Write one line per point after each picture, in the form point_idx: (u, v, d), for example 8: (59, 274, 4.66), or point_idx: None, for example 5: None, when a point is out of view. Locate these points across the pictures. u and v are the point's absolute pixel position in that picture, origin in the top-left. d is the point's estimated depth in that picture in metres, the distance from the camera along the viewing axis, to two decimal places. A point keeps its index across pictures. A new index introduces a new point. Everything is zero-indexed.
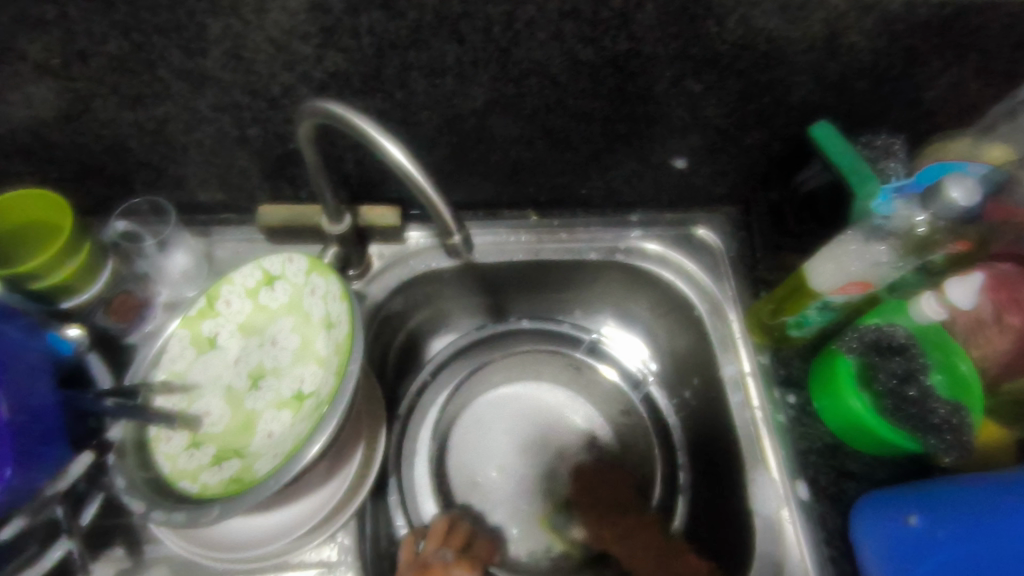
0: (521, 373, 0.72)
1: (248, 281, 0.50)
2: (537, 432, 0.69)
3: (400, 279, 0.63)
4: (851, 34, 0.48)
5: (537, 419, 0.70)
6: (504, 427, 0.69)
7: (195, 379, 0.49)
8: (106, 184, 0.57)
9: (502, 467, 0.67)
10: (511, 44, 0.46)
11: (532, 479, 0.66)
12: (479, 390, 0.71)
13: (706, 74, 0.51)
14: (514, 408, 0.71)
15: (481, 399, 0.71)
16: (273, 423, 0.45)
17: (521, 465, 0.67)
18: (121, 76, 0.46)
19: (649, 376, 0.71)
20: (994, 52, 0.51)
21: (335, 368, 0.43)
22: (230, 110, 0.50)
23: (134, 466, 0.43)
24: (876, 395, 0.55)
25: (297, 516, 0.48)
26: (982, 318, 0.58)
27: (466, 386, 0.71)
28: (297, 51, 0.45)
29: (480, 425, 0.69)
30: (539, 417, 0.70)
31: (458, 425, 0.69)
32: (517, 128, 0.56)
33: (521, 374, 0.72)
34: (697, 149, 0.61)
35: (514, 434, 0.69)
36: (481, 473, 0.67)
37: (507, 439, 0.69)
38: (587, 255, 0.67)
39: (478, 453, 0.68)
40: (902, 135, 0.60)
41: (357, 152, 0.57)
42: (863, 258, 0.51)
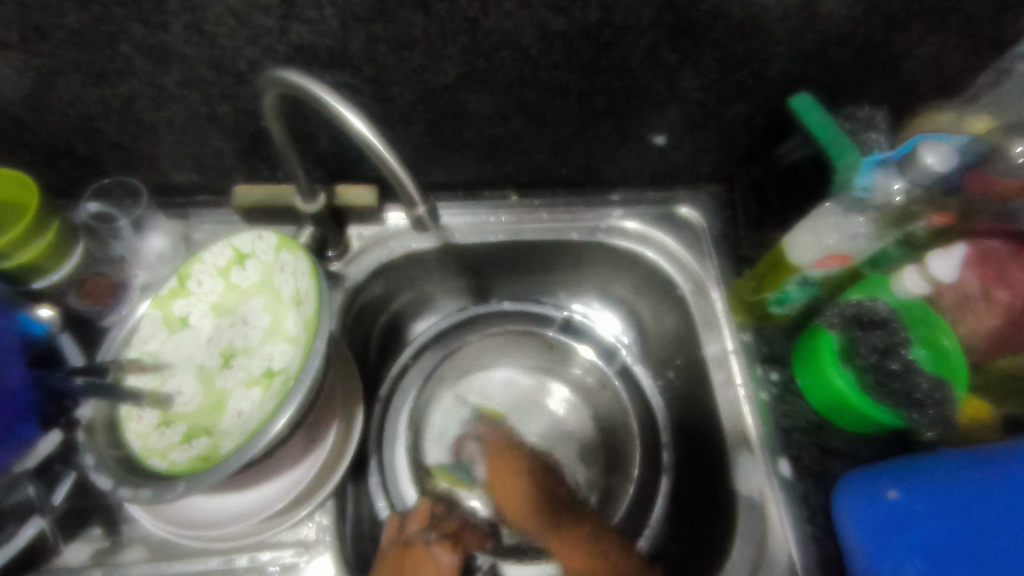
0: (504, 356, 0.72)
1: (219, 261, 0.50)
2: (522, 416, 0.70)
3: (379, 260, 0.63)
4: (827, 0, 0.47)
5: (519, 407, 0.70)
6: (486, 415, 0.69)
7: (167, 358, 0.48)
8: (78, 166, 0.56)
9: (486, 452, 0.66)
10: (479, 15, 0.46)
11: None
12: (463, 373, 0.71)
13: (680, 45, 0.50)
14: (497, 397, 0.70)
15: (465, 388, 0.71)
16: (243, 401, 0.45)
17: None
18: (83, 52, 0.45)
19: (623, 347, 0.71)
20: (975, 17, 0.50)
21: (304, 344, 0.43)
22: (197, 87, 0.49)
23: (105, 444, 0.43)
24: (859, 369, 0.54)
25: (271, 492, 0.48)
26: (968, 294, 0.57)
27: (449, 370, 0.71)
28: (261, 24, 0.44)
29: (463, 414, 0.69)
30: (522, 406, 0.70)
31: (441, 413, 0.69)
32: (492, 103, 0.55)
33: (504, 363, 0.72)
34: (676, 124, 0.60)
35: (496, 422, 0.68)
36: (464, 460, 0.66)
37: (490, 428, 0.68)
38: (568, 234, 0.66)
39: (461, 439, 0.67)
40: (884, 108, 0.59)
41: (331, 130, 0.56)
42: (843, 230, 0.50)
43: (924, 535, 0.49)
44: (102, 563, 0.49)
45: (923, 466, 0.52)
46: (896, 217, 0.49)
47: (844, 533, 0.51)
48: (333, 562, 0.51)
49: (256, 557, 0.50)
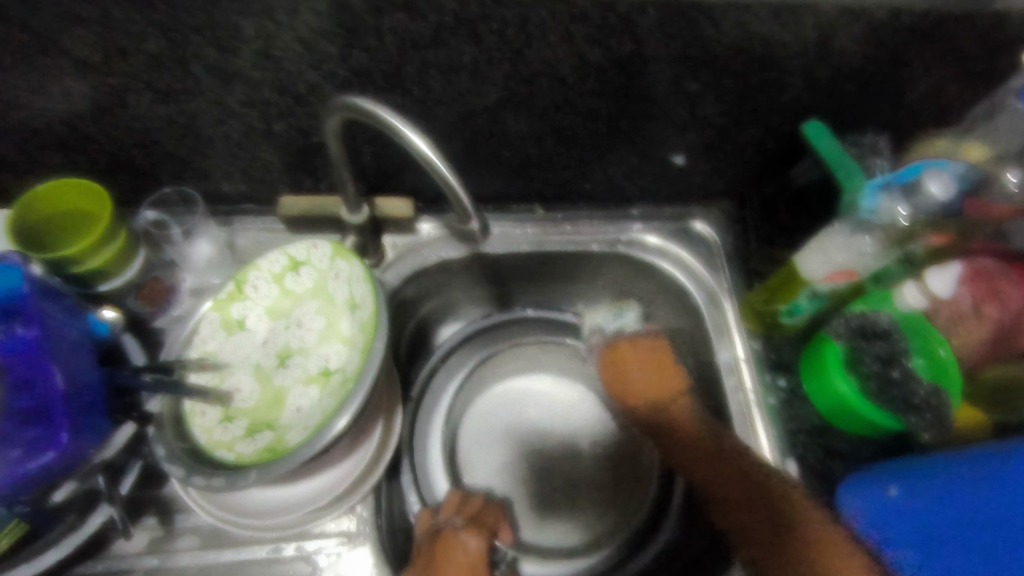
0: (527, 366, 0.75)
1: (275, 267, 0.53)
2: (545, 425, 0.72)
3: (413, 268, 0.66)
4: (839, 39, 0.52)
5: (545, 411, 0.73)
6: (510, 426, 0.72)
7: (225, 358, 0.52)
8: (134, 175, 0.60)
9: (512, 464, 0.69)
10: (524, 46, 0.50)
11: (542, 468, 0.69)
12: (488, 383, 0.74)
13: (704, 75, 0.55)
14: (521, 406, 0.73)
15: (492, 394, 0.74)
16: (301, 398, 0.49)
17: (532, 455, 0.70)
18: (157, 72, 0.49)
19: None
20: (971, 56, 0.55)
21: (361, 346, 0.47)
22: (256, 106, 0.53)
23: (173, 436, 0.46)
24: (864, 377, 0.58)
25: (319, 486, 0.52)
26: (961, 311, 0.61)
27: (473, 374, 0.74)
28: (324, 51, 0.48)
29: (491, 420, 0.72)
30: (548, 411, 0.73)
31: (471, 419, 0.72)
32: (527, 124, 0.59)
33: (529, 369, 0.75)
34: (694, 145, 0.64)
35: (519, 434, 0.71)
36: (493, 465, 0.69)
37: (515, 435, 0.71)
38: (590, 246, 0.70)
39: (488, 450, 0.70)
40: (886, 134, 0.63)
41: (375, 146, 0.60)
42: (851, 248, 0.55)
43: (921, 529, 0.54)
44: (158, 550, 0.52)
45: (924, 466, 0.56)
46: (897, 236, 0.54)
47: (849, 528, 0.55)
48: (373, 553, 0.54)
49: (303, 546, 0.54)
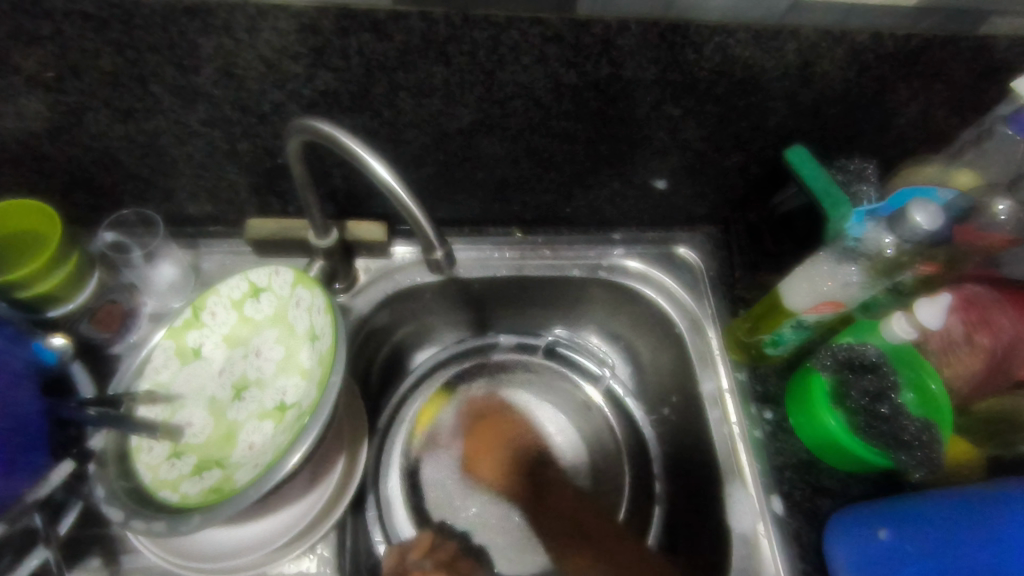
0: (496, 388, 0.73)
1: (234, 293, 0.51)
2: (516, 448, 0.69)
3: (385, 293, 0.64)
4: (823, 64, 0.50)
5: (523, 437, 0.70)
6: (479, 451, 0.69)
7: (178, 389, 0.49)
8: (94, 195, 0.57)
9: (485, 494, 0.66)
10: (497, 67, 0.48)
11: (511, 497, 0.66)
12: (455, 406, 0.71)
13: (684, 99, 0.53)
14: (490, 427, 0.70)
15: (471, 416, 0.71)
16: (255, 433, 0.46)
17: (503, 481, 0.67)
18: (114, 90, 0.47)
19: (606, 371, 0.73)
20: (957, 82, 0.53)
21: (318, 380, 0.44)
22: (220, 125, 0.51)
23: (115, 475, 0.43)
24: (850, 412, 0.56)
25: (280, 523, 0.49)
26: (953, 338, 0.60)
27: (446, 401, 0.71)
28: (288, 70, 0.46)
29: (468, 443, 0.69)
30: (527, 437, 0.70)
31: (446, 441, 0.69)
32: (502, 147, 0.57)
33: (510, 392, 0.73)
34: (676, 170, 0.62)
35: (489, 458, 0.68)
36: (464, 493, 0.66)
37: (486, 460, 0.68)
38: (570, 271, 0.68)
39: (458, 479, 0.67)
40: (872, 160, 0.62)
41: (344, 168, 0.58)
42: (836, 278, 0.52)
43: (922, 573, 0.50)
44: None
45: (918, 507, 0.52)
46: (885, 267, 0.52)
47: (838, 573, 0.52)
48: None
49: None
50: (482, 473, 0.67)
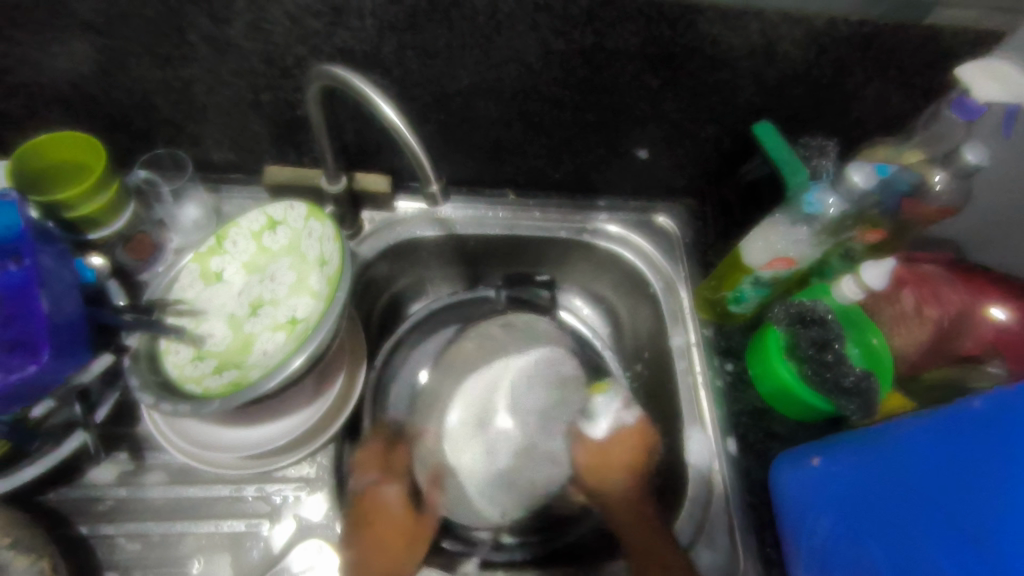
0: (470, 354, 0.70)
1: (254, 226, 0.57)
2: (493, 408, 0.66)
3: (388, 242, 0.71)
4: (784, 44, 0.56)
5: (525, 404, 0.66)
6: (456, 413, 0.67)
7: (202, 306, 0.56)
8: (129, 137, 0.64)
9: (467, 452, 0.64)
10: (494, 33, 0.54)
11: (496, 448, 0.64)
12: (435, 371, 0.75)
13: (662, 71, 0.59)
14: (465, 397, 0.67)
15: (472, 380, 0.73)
16: (268, 342, 0.53)
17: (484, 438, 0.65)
18: (156, 38, 0.53)
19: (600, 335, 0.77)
20: (908, 68, 0.60)
21: (326, 297, 0.51)
22: (246, 76, 0.57)
23: (147, 370, 0.50)
24: (800, 360, 0.62)
25: (289, 426, 0.56)
26: (904, 311, 0.67)
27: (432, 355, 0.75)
28: (310, 27, 0.53)
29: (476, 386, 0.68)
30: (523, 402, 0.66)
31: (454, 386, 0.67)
32: (498, 109, 0.63)
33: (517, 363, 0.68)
34: (656, 140, 0.69)
35: (467, 420, 0.66)
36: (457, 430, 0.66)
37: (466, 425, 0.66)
38: (558, 232, 0.74)
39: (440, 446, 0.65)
40: (835, 138, 0.68)
41: (356, 122, 0.64)
42: (788, 238, 0.59)
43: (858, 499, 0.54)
44: (127, 483, 0.56)
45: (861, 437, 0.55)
46: (833, 225, 0.58)
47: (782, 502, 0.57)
48: (328, 498, 0.58)
49: (263, 487, 0.57)
50: (460, 435, 0.65)
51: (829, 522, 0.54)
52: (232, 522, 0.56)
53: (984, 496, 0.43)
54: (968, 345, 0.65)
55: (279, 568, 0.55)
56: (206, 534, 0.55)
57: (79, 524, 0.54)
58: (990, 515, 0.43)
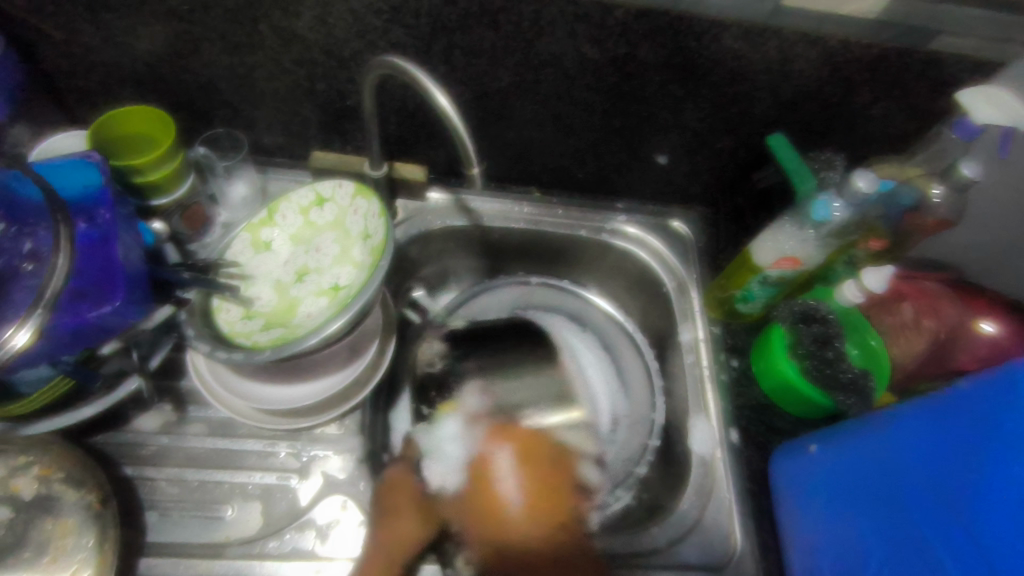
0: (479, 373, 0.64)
1: (303, 201, 0.62)
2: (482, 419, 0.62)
3: (419, 229, 0.76)
4: (800, 62, 0.61)
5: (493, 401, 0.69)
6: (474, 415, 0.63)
7: (250, 271, 0.60)
8: (190, 117, 0.70)
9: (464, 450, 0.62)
10: (535, 38, 0.59)
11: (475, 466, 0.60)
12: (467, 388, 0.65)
13: (686, 83, 0.64)
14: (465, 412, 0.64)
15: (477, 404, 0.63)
16: (312, 306, 0.57)
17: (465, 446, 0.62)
18: (229, 26, 0.59)
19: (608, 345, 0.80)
20: (913, 91, 0.65)
21: (369, 266, 0.56)
22: (306, 66, 0.63)
23: (201, 323, 0.54)
24: (801, 357, 0.66)
25: (318, 389, 0.59)
26: (904, 321, 0.72)
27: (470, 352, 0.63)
28: (369, 23, 0.58)
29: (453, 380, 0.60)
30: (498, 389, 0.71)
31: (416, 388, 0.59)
32: (532, 109, 0.68)
33: None
34: (676, 147, 0.74)
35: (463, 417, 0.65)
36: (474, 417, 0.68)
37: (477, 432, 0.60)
38: (579, 230, 0.79)
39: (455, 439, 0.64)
40: (843, 154, 0.73)
41: (399, 114, 0.69)
42: (796, 238, 0.63)
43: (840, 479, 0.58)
44: (170, 432, 0.60)
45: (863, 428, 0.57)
46: (838, 230, 0.63)
47: (778, 485, 0.63)
48: (354, 459, 0.62)
49: (295, 444, 0.61)
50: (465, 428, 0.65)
51: (824, 504, 0.58)
52: (265, 474, 0.60)
53: (958, 490, 0.47)
54: (965, 360, 0.69)
55: (306, 519, 0.58)
56: (240, 483, 0.59)
57: (124, 466, 0.58)
58: (967, 490, 0.47)
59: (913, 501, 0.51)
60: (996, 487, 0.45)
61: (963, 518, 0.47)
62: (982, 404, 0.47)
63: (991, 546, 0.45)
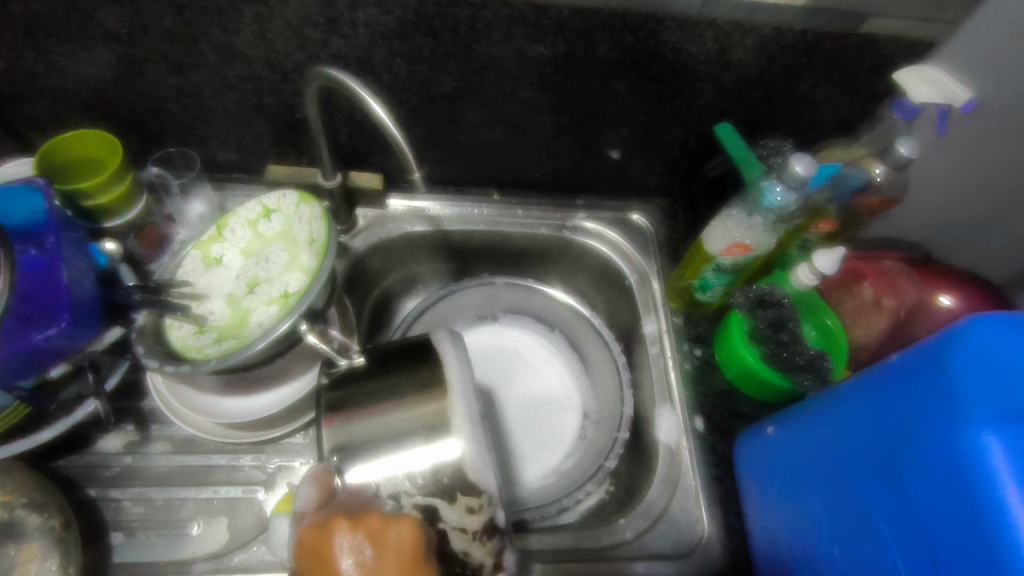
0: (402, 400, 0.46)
1: (250, 215, 0.63)
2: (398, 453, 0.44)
3: (380, 236, 0.76)
4: (737, 51, 0.62)
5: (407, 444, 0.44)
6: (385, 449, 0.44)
7: (203, 288, 0.61)
8: (142, 139, 0.70)
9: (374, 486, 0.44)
10: (473, 41, 0.60)
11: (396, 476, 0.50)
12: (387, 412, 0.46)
13: (628, 77, 0.65)
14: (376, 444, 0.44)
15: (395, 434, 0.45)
16: (263, 316, 0.57)
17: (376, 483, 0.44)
18: (170, 46, 0.59)
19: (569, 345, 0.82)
20: (852, 74, 0.66)
21: (315, 272, 0.56)
22: (251, 81, 0.63)
23: (152, 340, 0.55)
24: (759, 342, 0.67)
25: (276, 398, 0.60)
26: (864, 303, 0.72)
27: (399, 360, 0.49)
28: (308, 36, 0.59)
29: (389, 386, 0.48)
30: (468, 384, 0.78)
31: (339, 401, 0.48)
32: (481, 112, 0.69)
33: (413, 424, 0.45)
34: (627, 141, 0.74)
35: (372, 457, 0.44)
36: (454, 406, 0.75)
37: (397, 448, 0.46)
38: (538, 228, 0.80)
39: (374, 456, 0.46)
40: (791, 140, 0.74)
41: (350, 125, 0.70)
42: (744, 226, 0.64)
43: (791, 462, 0.57)
44: (134, 452, 0.60)
45: (808, 409, 0.56)
46: (786, 215, 0.63)
47: (743, 470, 0.64)
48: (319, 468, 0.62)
49: (260, 457, 0.62)
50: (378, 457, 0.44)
51: (781, 481, 0.58)
52: (230, 488, 0.60)
53: (891, 463, 0.46)
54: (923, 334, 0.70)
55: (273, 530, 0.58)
56: (205, 499, 0.59)
57: (88, 489, 0.58)
58: (899, 457, 0.45)
59: (857, 471, 0.50)
60: (923, 459, 0.43)
61: (899, 486, 0.45)
62: (904, 367, 0.46)
63: (925, 512, 0.43)
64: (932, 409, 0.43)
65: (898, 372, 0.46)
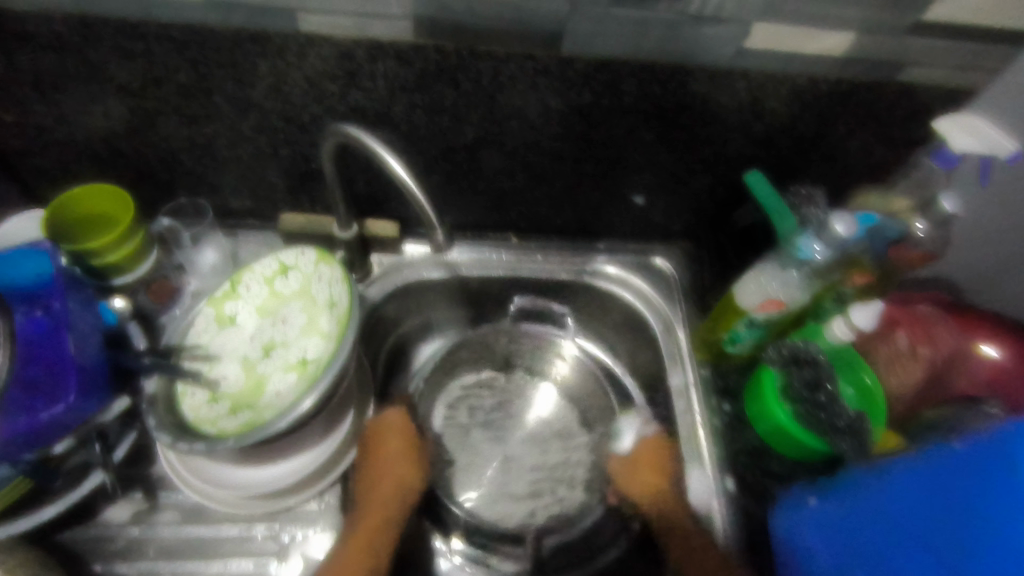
0: None
1: (267, 271, 0.60)
2: None
3: (395, 285, 0.74)
4: (770, 100, 0.60)
5: None
6: None
7: (216, 350, 0.58)
8: (154, 190, 0.68)
9: None
10: (496, 92, 0.58)
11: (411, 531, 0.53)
12: None
13: (656, 126, 0.63)
14: None
15: None
16: (280, 383, 0.55)
17: None
18: (183, 99, 0.57)
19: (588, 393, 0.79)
20: (889, 122, 0.63)
21: (335, 337, 0.54)
22: (266, 132, 0.61)
23: (164, 411, 0.52)
24: (793, 401, 0.64)
25: (290, 470, 0.57)
26: (898, 351, 0.69)
27: None
28: (326, 89, 0.57)
29: None
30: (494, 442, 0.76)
31: None
32: (501, 160, 0.67)
33: None
34: (652, 188, 0.72)
35: None
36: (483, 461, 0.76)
37: None
38: (559, 274, 0.77)
39: None
40: (822, 187, 0.72)
41: (367, 174, 0.68)
42: (779, 280, 0.62)
43: (836, 536, 0.54)
44: (141, 522, 0.58)
45: (859, 482, 0.53)
46: (822, 270, 0.61)
47: (781, 537, 0.61)
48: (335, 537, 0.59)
49: (273, 526, 0.59)
50: None
51: (824, 556, 0.54)
52: (242, 561, 0.57)
53: (948, 557, 0.43)
54: (963, 385, 0.67)
55: None
56: (216, 573, 0.56)
57: (94, 563, 0.56)
58: (958, 548, 0.42)
59: (907, 556, 0.46)
60: (986, 560, 0.40)
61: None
62: (972, 457, 0.42)
63: None
64: (1001, 506, 0.39)
65: (963, 461, 0.43)
